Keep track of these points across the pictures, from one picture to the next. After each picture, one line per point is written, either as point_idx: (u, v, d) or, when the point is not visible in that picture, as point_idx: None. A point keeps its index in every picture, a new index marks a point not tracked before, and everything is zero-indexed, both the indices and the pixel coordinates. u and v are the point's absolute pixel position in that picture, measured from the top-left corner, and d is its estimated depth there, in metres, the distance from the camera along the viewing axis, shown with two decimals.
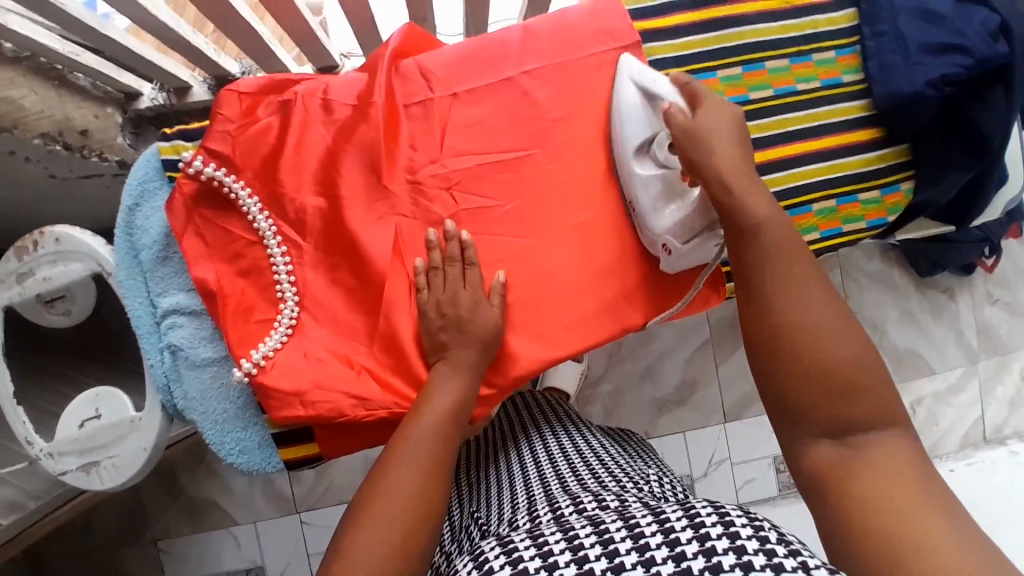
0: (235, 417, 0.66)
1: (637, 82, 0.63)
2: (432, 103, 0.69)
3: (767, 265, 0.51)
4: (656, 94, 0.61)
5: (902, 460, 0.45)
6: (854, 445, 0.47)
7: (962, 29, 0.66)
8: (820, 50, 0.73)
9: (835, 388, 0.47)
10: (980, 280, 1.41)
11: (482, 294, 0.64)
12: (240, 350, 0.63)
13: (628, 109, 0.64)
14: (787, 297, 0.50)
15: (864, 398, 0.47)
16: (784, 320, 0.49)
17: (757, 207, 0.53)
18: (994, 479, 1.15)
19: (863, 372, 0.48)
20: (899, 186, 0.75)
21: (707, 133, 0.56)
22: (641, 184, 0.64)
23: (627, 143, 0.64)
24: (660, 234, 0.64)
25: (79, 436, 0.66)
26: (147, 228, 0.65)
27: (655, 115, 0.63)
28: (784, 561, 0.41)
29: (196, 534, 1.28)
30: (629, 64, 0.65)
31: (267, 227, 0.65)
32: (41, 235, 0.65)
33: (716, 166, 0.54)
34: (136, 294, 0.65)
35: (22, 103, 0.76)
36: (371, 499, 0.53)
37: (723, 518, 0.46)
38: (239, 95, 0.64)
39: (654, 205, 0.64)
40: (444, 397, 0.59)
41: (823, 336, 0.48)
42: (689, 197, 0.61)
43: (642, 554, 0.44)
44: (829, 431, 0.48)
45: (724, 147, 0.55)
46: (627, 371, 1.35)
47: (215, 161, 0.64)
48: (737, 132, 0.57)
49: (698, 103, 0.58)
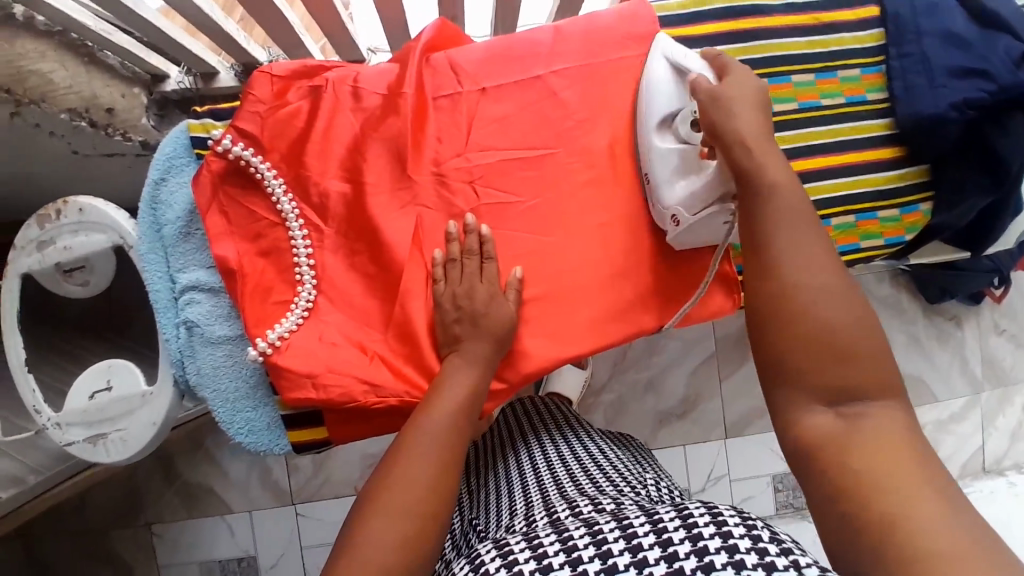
0: (246, 396, 0.66)
1: (669, 59, 0.63)
2: (461, 96, 0.69)
3: (780, 221, 0.51)
4: (685, 68, 0.61)
5: (892, 434, 0.45)
6: (850, 416, 0.47)
7: (986, 55, 0.66)
8: (845, 67, 0.74)
9: (829, 355, 0.48)
10: (988, 310, 1.41)
11: (499, 288, 0.64)
12: (255, 329, 0.64)
13: (657, 85, 0.63)
14: (795, 258, 0.50)
15: (860, 364, 0.47)
16: (789, 282, 0.49)
17: (773, 171, 0.53)
18: (994, 509, 1.14)
19: (860, 342, 0.48)
20: (918, 206, 0.76)
21: (728, 99, 0.56)
22: (659, 157, 0.64)
23: (651, 115, 0.64)
24: (671, 205, 0.64)
25: (89, 408, 0.66)
26: (172, 204, 0.65)
27: (683, 90, 0.62)
28: (775, 561, 0.41)
29: (190, 519, 1.27)
30: (665, 41, 0.64)
31: (290, 210, 0.66)
32: (65, 205, 0.66)
33: (736, 129, 0.55)
34: (156, 268, 0.65)
35: (51, 77, 0.77)
36: (375, 493, 0.53)
37: (715, 518, 0.46)
38: (271, 77, 0.65)
39: (670, 176, 0.63)
40: (456, 388, 0.59)
41: (825, 301, 0.48)
42: (702, 170, 0.61)
43: (635, 555, 0.44)
44: (824, 400, 0.48)
45: (746, 114, 0.55)
46: (630, 381, 1.35)
47: (243, 140, 0.64)
48: (759, 102, 0.57)
49: (726, 72, 0.59)
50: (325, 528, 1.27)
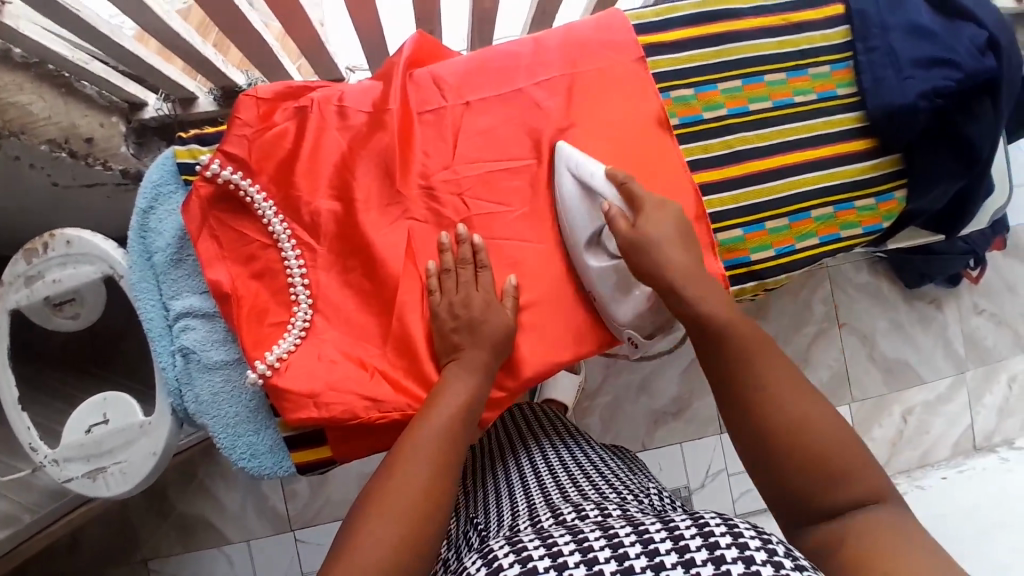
0: (247, 421, 0.66)
1: (575, 176, 0.66)
2: (445, 110, 0.70)
3: (747, 363, 0.56)
4: (595, 189, 0.65)
5: (882, 525, 0.48)
6: (844, 518, 0.50)
7: (952, 45, 0.70)
8: (815, 64, 0.76)
9: (821, 474, 0.51)
10: (966, 292, 1.45)
11: (496, 298, 0.65)
12: (254, 351, 0.63)
13: (573, 205, 0.66)
14: (770, 400, 0.54)
15: (853, 478, 0.51)
16: (771, 420, 0.53)
17: (719, 311, 0.57)
18: (986, 484, 1.17)
19: (847, 453, 0.51)
20: (893, 194, 0.77)
21: (655, 242, 0.59)
22: (596, 278, 0.66)
23: (577, 236, 0.66)
24: (624, 328, 0.67)
25: (86, 441, 0.65)
26: (161, 231, 0.65)
27: (594, 210, 0.66)
28: (791, 572, 0.43)
29: (187, 553, 1.25)
30: (567, 153, 0.68)
31: (282, 231, 0.66)
32: (52, 238, 0.65)
33: (669, 274, 0.59)
34: (148, 296, 0.65)
35: (30, 109, 0.77)
36: (381, 495, 0.53)
37: (731, 530, 0.46)
38: (257, 100, 0.65)
39: (614, 294, 0.66)
40: (456, 396, 0.60)
41: (811, 427, 0.52)
42: (643, 289, 0.65)
43: (651, 559, 0.45)
44: (827, 515, 0.51)
45: (672, 252, 0.60)
46: (623, 383, 1.36)
47: (231, 164, 0.64)
48: (679, 237, 0.61)
49: (640, 207, 0.61)
50: (325, 553, 1.25)
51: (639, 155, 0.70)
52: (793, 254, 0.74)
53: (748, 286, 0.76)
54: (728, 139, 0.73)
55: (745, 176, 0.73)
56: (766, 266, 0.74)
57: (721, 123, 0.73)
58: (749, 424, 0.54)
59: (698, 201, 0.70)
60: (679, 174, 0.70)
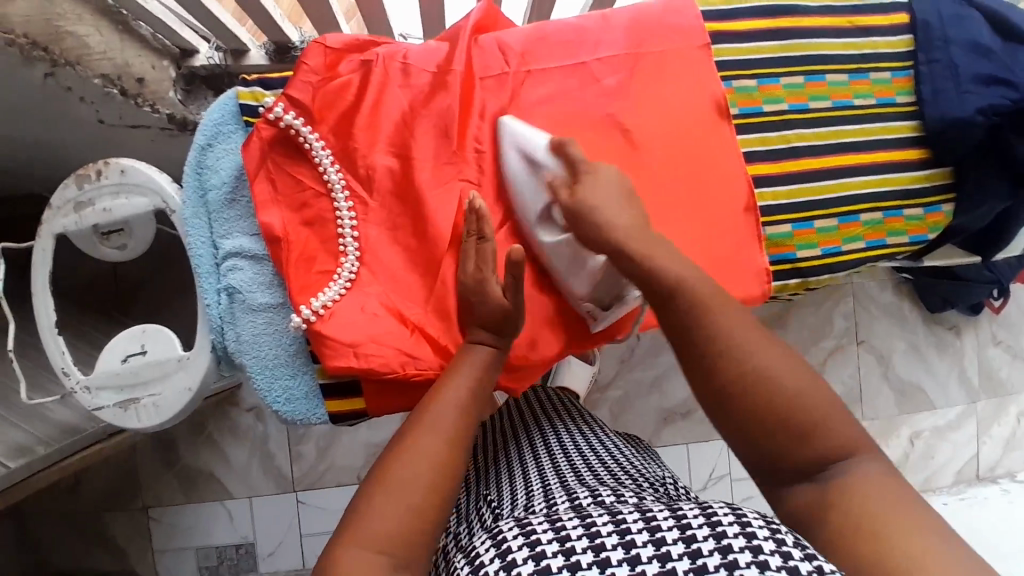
0: (285, 364, 0.66)
1: (522, 151, 0.65)
2: (507, 76, 0.70)
3: (704, 313, 0.53)
4: (538, 162, 0.64)
5: (870, 485, 0.46)
6: (824, 476, 0.48)
7: (1010, 65, 0.70)
8: (876, 69, 0.75)
9: (790, 433, 0.49)
10: (986, 322, 1.45)
11: (490, 270, 0.62)
12: (299, 297, 0.63)
13: (520, 181, 0.65)
14: (744, 346, 0.51)
15: (820, 438, 0.49)
16: (742, 368, 0.51)
17: (675, 267, 0.56)
18: (990, 513, 1.17)
19: (811, 410, 0.49)
20: (940, 207, 0.76)
21: (592, 206, 0.59)
22: (551, 251, 0.66)
23: (528, 212, 0.66)
24: (583, 302, 0.67)
25: (122, 371, 0.65)
26: (217, 168, 0.65)
27: (540, 182, 0.65)
28: (799, 565, 0.41)
29: (188, 504, 1.25)
30: (511, 128, 0.66)
31: (337, 180, 0.66)
32: (106, 166, 0.65)
33: (605, 231, 0.58)
34: (199, 234, 0.65)
35: (87, 41, 0.76)
36: (396, 463, 0.53)
37: (740, 519, 0.45)
38: (325, 48, 0.65)
39: (571, 266, 0.66)
40: (467, 377, 0.60)
41: (778, 381, 0.50)
42: (594, 260, 0.64)
43: (658, 548, 0.43)
44: (804, 473, 0.49)
45: (616, 212, 0.59)
46: (636, 378, 1.36)
47: (295, 109, 0.64)
48: (622, 195, 0.60)
49: (579, 177, 0.61)
50: (325, 516, 1.26)
51: (696, 150, 0.71)
52: (840, 256, 0.75)
53: (791, 283, 0.76)
54: (785, 134, 0.73)
55: (798, 173, 0.73)
56: (811, 265, 0.75)
57: (780, 118, 0.73)
58: (711, 385, 0.52)
59: (750, 191, 0.72)
60: (733, 172, 0.72)
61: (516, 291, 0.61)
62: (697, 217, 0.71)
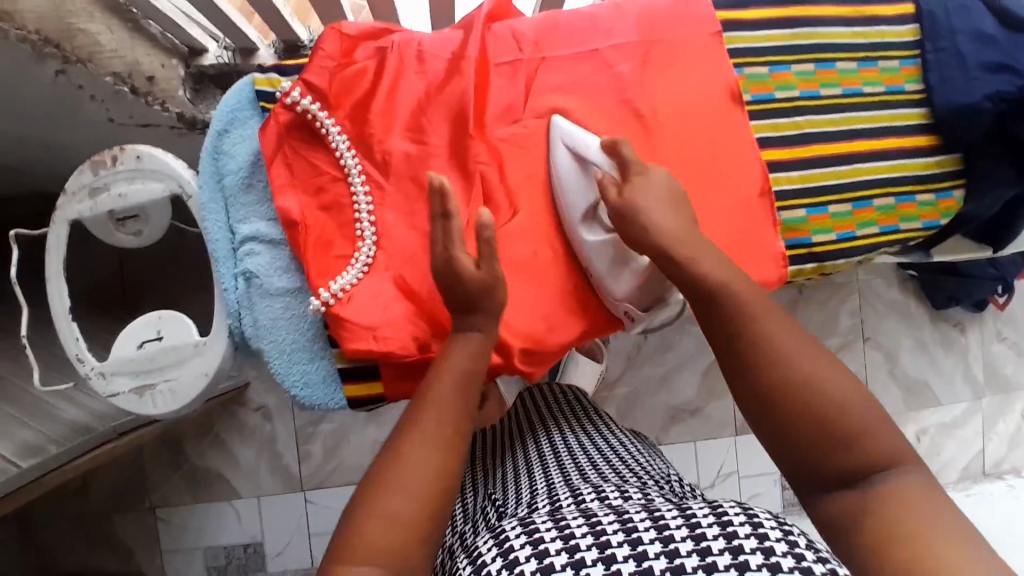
0: (302, 348, 0.66)
1: (570, 149, 0.67)
2: (521, 63, 0.70)
3: (740, 317, 0.55)
4: (588, 159, 0.66)
5: (905, 491, 0.46)
6: (861, 484, 0.48)
7: (1012, 52, 0.71)
8: (885, 58, 0.76)
9: (827, 439, 0.49)
10: (991, 318, 1.46)
11: (457, 246, 0.61)
12: (318, 280, 0.63)
13: (567, 179, 0.67)
14: (785, 346, 0.53)
15: (863, 444, 0.49)
16: (791, 374, 0.51)
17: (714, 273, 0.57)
18: (1000, 509, 1.17)
19: (851, 418, 0.49)
20: (951, 193, 0.77)
21: (644, 208, 0.61)
22: (594, 252, 0.67)
23: (572, 210, 0.67)
24: (622, 301, 0.70)
25: (138, 357, 0.65)
26: (234, 154, 0.65)
27: (590, 182, 0.67)
28: (813, 566, 0.39)
29: (196, 504, 1.24)
30: (563, 126, 0.67)
31: (353, 166, 0.66)
32: (122, 152, 0.65)
33: (661, 232, 0.59)
34: (216, 218, 0.65)
35: (98, 38, 0.77)
36: (387, 465, 0.51)
37: (750, 518, 0.43)
38: (342, 35, 0.65)
39: (611, 268, 0.67)
40: (458, 369, 0.58)
41: (824, 382, 0.51)
42: (639, 262, 0.67)
43: (665, 545, 0.41)
44: (842, 481, 0.49)
45: (665, 216, 0.61)
46: (644, 376, 1.36)
47: (311, 94, 0.64)
48: (672, 196, 0.62)
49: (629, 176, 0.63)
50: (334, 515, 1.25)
51: (709, 135, 0.72)
52: (854, 241, 0.75)
53: (807, 268, 0.76)
54: (797, 120, 0.74)
55: (812, 159, 0.74)
56: (827, 250, 0.75)
57: (792, 104, 0.74)
58: (750, 388, 0.53)
59: (764, 177, 0.72)
60: (746, 157, 0.72)
61: (488, 257, 0.61)
62: (710, 203, 0.72)
